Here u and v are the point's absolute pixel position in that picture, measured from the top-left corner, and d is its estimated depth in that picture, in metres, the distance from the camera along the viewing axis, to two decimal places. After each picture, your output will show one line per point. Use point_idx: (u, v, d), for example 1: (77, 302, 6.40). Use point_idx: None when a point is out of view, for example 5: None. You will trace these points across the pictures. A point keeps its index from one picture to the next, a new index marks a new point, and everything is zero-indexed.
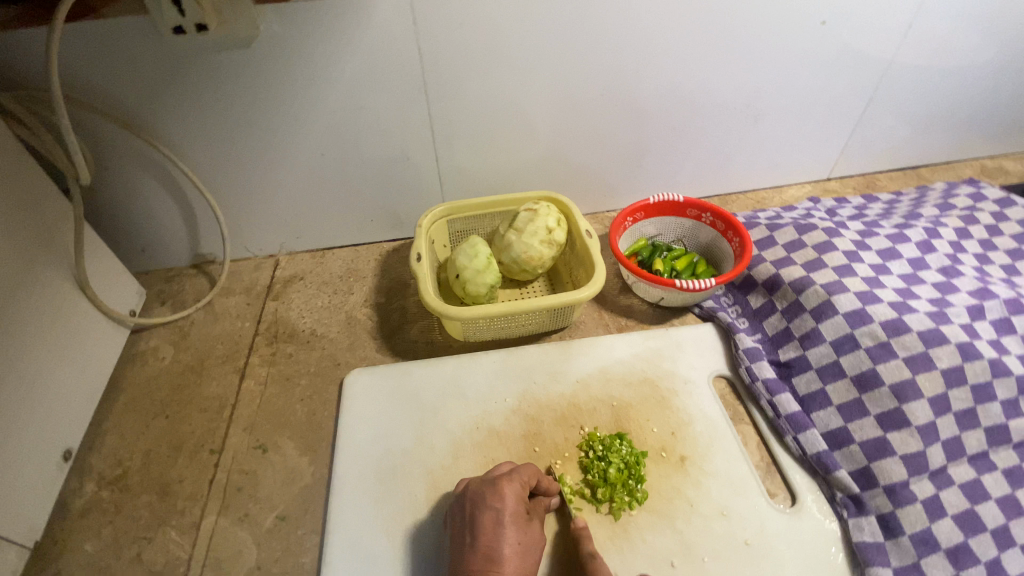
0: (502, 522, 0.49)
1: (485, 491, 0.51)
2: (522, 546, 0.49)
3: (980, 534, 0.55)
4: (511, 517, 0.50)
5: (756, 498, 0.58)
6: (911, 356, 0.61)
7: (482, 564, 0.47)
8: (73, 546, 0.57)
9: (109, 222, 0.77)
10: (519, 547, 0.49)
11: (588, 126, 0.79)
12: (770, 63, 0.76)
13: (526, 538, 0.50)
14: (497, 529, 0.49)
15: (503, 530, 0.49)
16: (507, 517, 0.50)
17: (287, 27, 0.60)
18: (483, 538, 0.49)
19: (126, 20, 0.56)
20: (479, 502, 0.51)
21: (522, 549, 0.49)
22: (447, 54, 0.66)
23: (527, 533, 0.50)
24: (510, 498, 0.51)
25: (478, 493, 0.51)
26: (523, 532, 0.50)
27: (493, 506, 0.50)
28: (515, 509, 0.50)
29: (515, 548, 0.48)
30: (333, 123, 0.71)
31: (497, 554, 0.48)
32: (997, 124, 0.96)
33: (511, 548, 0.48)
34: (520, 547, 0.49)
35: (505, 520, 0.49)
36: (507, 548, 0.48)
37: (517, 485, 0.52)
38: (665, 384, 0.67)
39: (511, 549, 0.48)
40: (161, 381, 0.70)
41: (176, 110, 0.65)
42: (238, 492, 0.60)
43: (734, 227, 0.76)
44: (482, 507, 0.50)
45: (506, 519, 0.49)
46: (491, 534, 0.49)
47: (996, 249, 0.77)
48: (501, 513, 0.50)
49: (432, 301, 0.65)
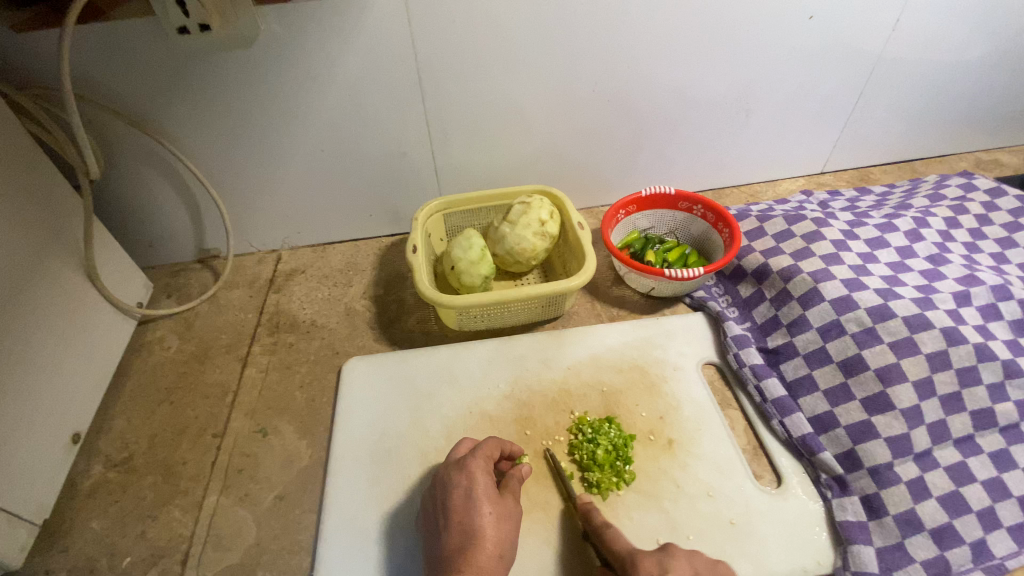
0: (473, 497, 0.51)
1: (450, 472, 0.53)
2: (497, 516, 0.50)
3: (965, 515, 0.55)
4: (479, 489, 0.51)
5: (742, 479, 0.59)
6: (895, 342, 0.62)
7: (460, 538, 0.48)
8: (81, 523, 0.59)
9: (118, 218, 0.80)
10: (492, 517, 0.50)
11: (581, 122, 0.81)
12: (760, 58, 0.78)
13: (499, 509, 0.51)
14: (468, 503, 0.50)
15: (473, 504, 0.50)
16: (477, 492, 0.51)
17: (286, 26, 0.62)
18: (457, 516, 0.50)
19: (134, 21, 0.59)
20: (448, 484, 0.52)
21: (496, 519, 0.50)
22: (441, 52, 0.69)
23: (500, 504, 0.52)
24: (477, 472, 0.52)
25: (446, 475, 0.53)
26: (496, 503, 0.51)
27: (461, 483, 0.52)
28: (483, 482, 0.52)
29: (490, 519, 0.50)
30: (332, 119, 0.73)
31: (472, 527, 0.49)
32: (991, 117, 0.97)
33: (485, 519, 0.49)
34: (494, 518, 0.50)
35: (475, 494, 0.51)
36: (481, 519, 0.49)
37: (482, 459, 0.53)
38: (654, 371, 0.69)
39: (485, 519, 0.49)
40: (167, 370, 0.73)
41: (182, 107, 0.68)
42: (239, 474, 0.62)
43: (724, 219, 0.77)
44: (451, 488, 0.52)
45: (475, 492, 0.51)
46: (464, 510, 0.50)
47: (985, 238, 0.78)
48: (468, 488, 0.51)
49: (427, 290, 0.67)
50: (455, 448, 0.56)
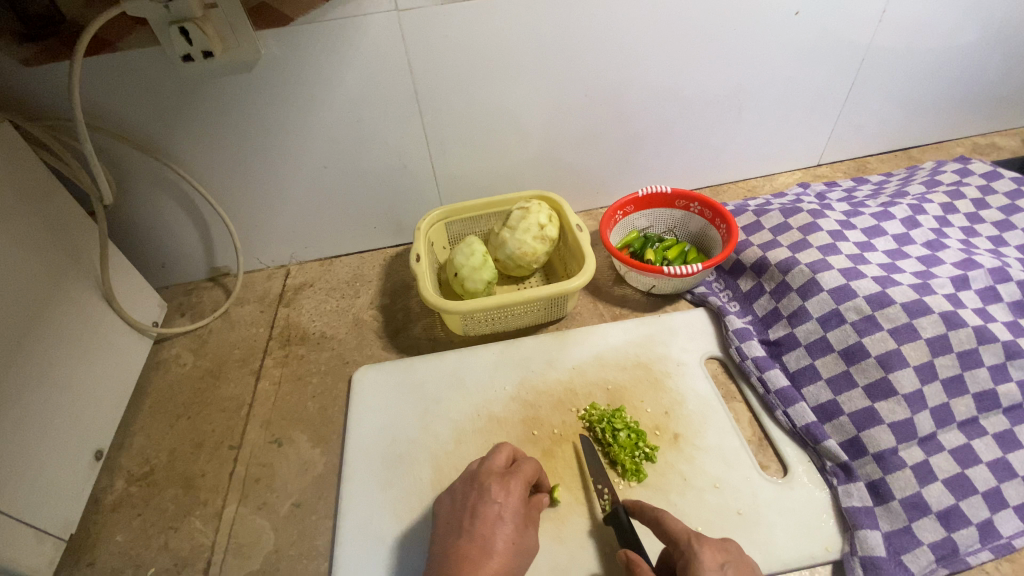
0: (501, 518, 0.51)
1: (492, 483, 0.53)
2: (514, 547, 0.50)
3: (972, 497, 0.56)
4: (511, 515, 0.52)
5: (748, 471, 0.60)
6: (895, 328, 0.63)
7: (475, 551, 0.49)
8: (106, 536, 0.61)
9: (131, 241, 0.82)
10: (510, 547, 0.50)
11: (576, 126, 0.83)
12: (749, 55, 0.79)
13: (520, 541, 0.51)
14: (496, 523, 0.51)
15: (501, 526, 0.51)
16: (507, 515, 0.52)
17: (286, 48, 0.65)
18: (481, 527, 0.50)
19: (140, 51, 0.62)
20: (486, 493, 0.53)
21: (513, 550, 0.50)
22: (434, 65, 0.70)
23: (522, 537, 0.52)
24: (515, 498, 0.53)
25: (487, 484, 0.53)
26: (519, 534, 0.51)
27: (498, 501, 0.52)
28: (516, 510, 0.52)
29: (507, 546, 0.50)
30: (334, 137, 0.75)
31: (489, 546, 0.49)
32: (985, 101, 0.97)
33: (503, 545, 0.50)
34: (511, 547, 0.50)
35: (506, 517, 0.51)
36: (501, 543, 0.50)
37: (523, 487, 0.54)
38: (658, 367, 0.70)
39: (503, 545, 0.50)
40: (183, 385, 0.75)
41: (188, 132, 0.71)
42: (256, 483, 0.64)
43: (721, 215, 0.78)
44: (488, 499, 0.52)
45: (507, 517, 0.51)
46: (490, 525, 0.50)
47: (983, 222, 0.79)
48: (503, 509, 0.52)
49: (431, 297, 0.69)
50: (503, 459, 0.56)
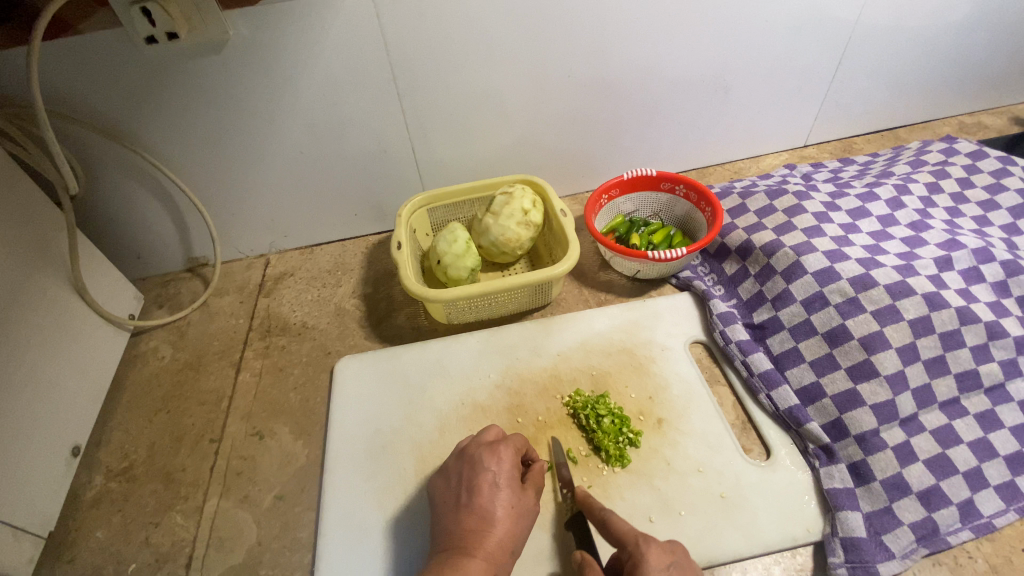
0: (497, 484, 0.52)
1: (482, 454, 0.54)
2: (516, 510, 0.51)
3: (952, 477, 0.56)
4: (506, 481, 0.52)
5: (732, 454, 0.60)
6: (878, 310, 0.62)
7: (477, 521, 0.50)
8: (86, 533, 0.61)
9: (104, 231, 0.80)
10: (511, 511, 0.51)
11: (559, 109, 0.81)
12: (735, 34, 0.77)
13: (519, 503, 0.52)
14: (492, 490, 0.52)
15: (498, 492, 0.52)
16: (503, 480, 0.52)
17: (255, 29, 0.62)
18: (478, 498, 0.51)
19: (103, 33, 0.59)
20: (477, 465, 0.54)
21: (514, 513, 0.51)
22: (412, 47, 0.68)
23: (522, 498, 0.52)
24: (507, 462, 0.54)
25: (477, 455, 0.54)
26: (517, 496, 0.52)
27: (490, 468, 0.53)
28: (510, 473, 0.53)
29: (508, 511, 0.51)
30: (310, 122, 0.73)
31: (489, 514, 0.50)
32: (971, 80, 0.96)
33: (503, 510, 0.51)
34: (513, 511, 0.51)
35: (501, 482, 0.52)
36: (501, 509, 0.51)
37: (513, 450, 0.55)
38: (642, 352, 0.69)
39: (504, 510, 0.51)
40: (162, 379, 0.74)
41: (157, 117, 0.68)
42: (238, 477, 0.64)
43: (706, 197, 0.77)
44: (480, 470, 0.53)
45: (502, 482, 0.52)
46: (486, 494, 0.51)
47: (967, 202, 0.79)
48: (497, 476, 0.52)
49: (412, 286, 0.68)
50: (486, 430, 0.57)
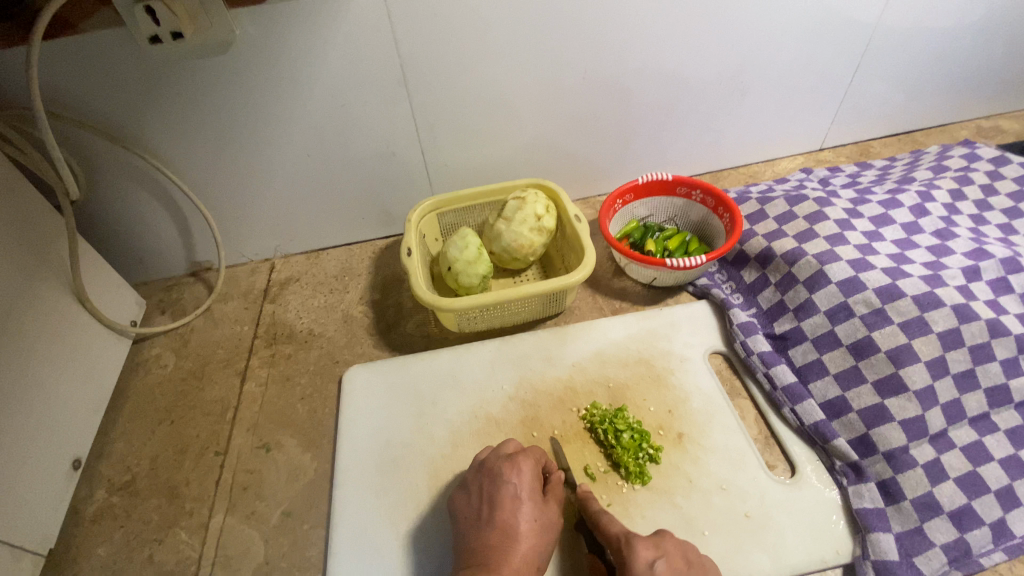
0: (519, 498, 0.50)
1: (502, 466, 0.52)
2: (540, 524, 0.50)
3: (984, 496, 0.55)
4: (528, 494, 0.51)
5: (756, 471, 0.58)
6: (906, 322, 0.61)
7: (500, 538, 0.48)
8: (88, 549, 0.59)
9: (105, 235, 0.78)
10: (535, 525, 0.49)
11: (572, 111, 0.79)
12: (754, 35, 0.75)
13: (542, 517, 0.50)
14: (515, 504, 0.50)
15: (520, 506, 0.50)
16: (525, 493, 0.51)
17: (263, 29, 0.60)
18: (500, 513, 0.49)
19: (106, 32, 0.57)
20: (497, 477, 0.52)
21: (538, 527, 0.49)
22: (423, 48, 0.66)
23: (545, 512, 0.51)
24: (528, 474, 0.52)
25: (497, 467, 0.52)
26: (540, 510, 0.50)
27: (511, 481, 0.51)
28: (532, 485, 0.51)
29: (532, 525, 0.49)
30: (318, 124, 0.71)
31: (513, 529, 0.48)
32: (992, 83, 0.94)
33: (527, 525, 0.49)
34: (537, 526, 0.49)
35: (523, 496, 0.50)
36: (524, 524, 0.49)
37: (534, 462, 0.53)
38: (660, 363, 0.67)
39: (528, 525, 0.49)
40: (165, 388, 0.72)
41: (160, 119, 0.66)
42: (244, 492, 0.62)
43: (724, 203, 0.75)
44: (500, 482, 0.51)
45: (524, 495, 0.50)
46: (509, 509, 0.49)
47: (991, 209, 0.77)
48: (519, 489, 0.51)
49: (424, 294, 0.66)
50: (505, 441, 0.56)
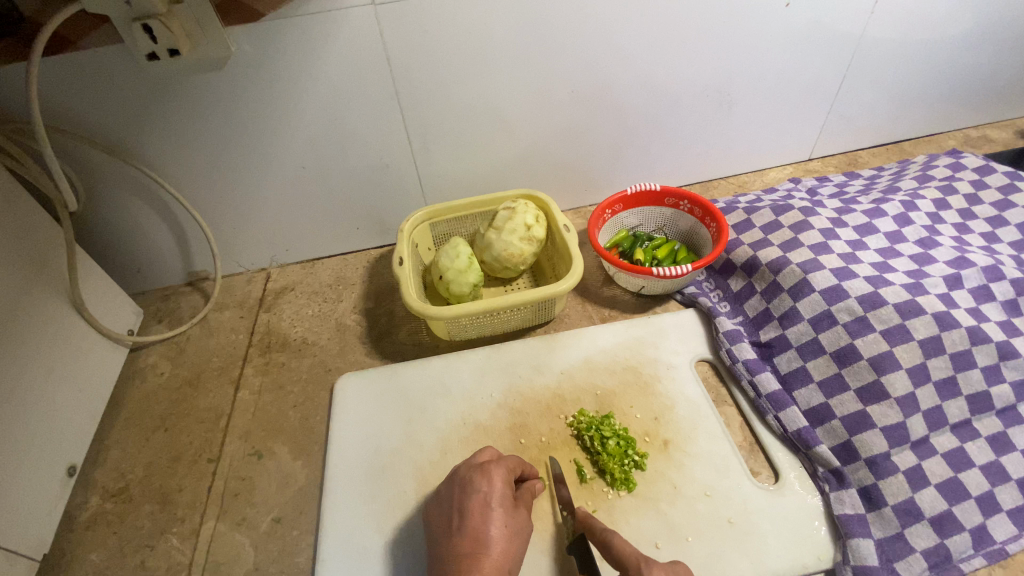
0: (490, 505, 0.51)
1: (473, 477, 0.53)
2: (510, 529, 0.50)
3: (965, 502, 0.55)
4: (499, 500, 0.52)
5: (739, 478, 0.59)
6: (887, 329, 0.61)
7: (471, 545, 0.49)
8: (81, 555, 0.60)
9: (104, 245, 0.79)
10: (506, 529, 0.50)
11: (563, 122, 0.80)
12: (740, 48, 0.77)
13: (513, 522, 0.51)
14: (485, 511, 0.51)
15: (490, 512, 0.51)
16: (495, 500, 0.51)
17: (258, 45, 0.62)
18: (471, 521, 0.50)
19: (105, 49, 0.59)
20: (468, 486, 0.53)
21: (508, 532, 0.50)
22: (415, 62, 0.68)
23: (515, 517, 0.52)
24: (499, 482, 0.53)
25: (468, 477, 0.53)
26: (511, 515, 0.51)
27: (482, 489, 0.52)
28: (502, 492, 0.52)
29: (502, 531, 0.50)
30: (312, 137, 0.73)
31: (484, 535, 0.49)
32: (978, 93, 0.96)
33: (497, 530, 0.50)
34: (507, 530, 0.50)
35: (494, 502, 0.51)
36: (494, 529, 0.50)
37: (505, 470, 0.54)
38: (647, 371, 0.68)
39: (498, 530, 0.50)
40: (160, 396, 0.73)
41: (158, 132, 0.68)
42: (235, 498, 0.62)
43: (711, 213, 0.77)
44: (471, 491, 0.52)
45: (495, 502, 0.51)
46: (479, 516, 0.50)
47: (975, 218, 0.78)
48: (489, 496, 0.51)
49: (414, 303, 0.67)
50: (478, 452, 0.57)
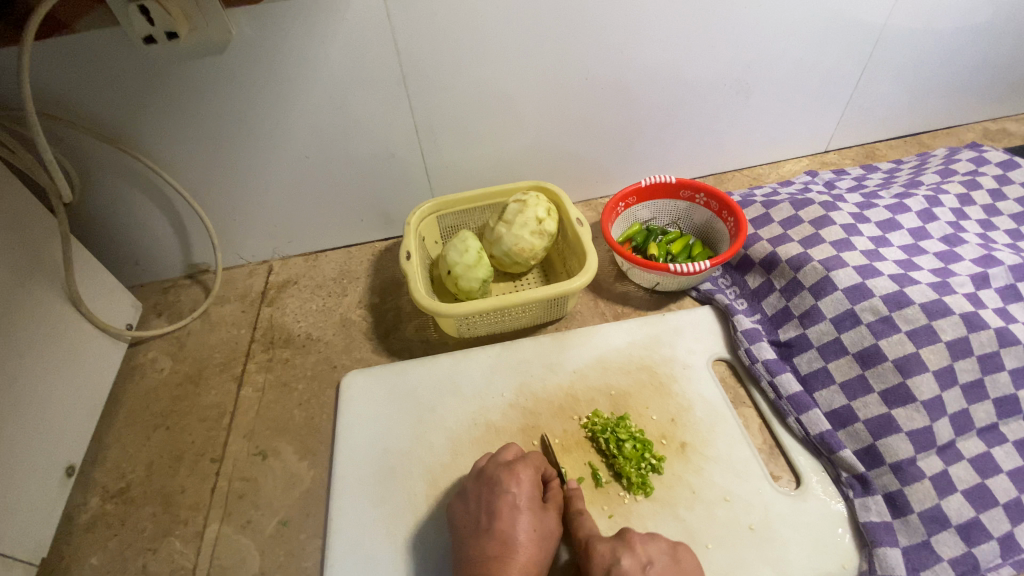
0: (518, 507, 0.51)
1: (500, 476, 0.53)
2: (537, 533, 0.50)
3: (992, 509, 0.54)
4: (527, 503, 0.51)
5: (760, 483, 0.57)
6: (914, 330, 0.59)
7: (499, 548, 0.48)
8: (81, 557, 0.58)
9: (99, 236, 0.77)
10: (533, 534, 0.50)
11: (576, 111, 0.78)
12: (760, 35, 0.74)
13: (541, 526, 0.51)
14: (513, 513, 0.50)
15: (518, 515, 0.50)
16: (523, 503, 0.51)
17: (259, 28, 0.59)
18: (499, 523, 0.50)
19: (99, 32, 0.56)
20: (496, 486, 0.52)
21: (536, 536, 0.50)
22: (423, 49, 0.65)
23: (542, 520, 0.52)
24: (527, 484, 0.52)
25: (496, 476, 0.53)
26: (538, 519, 0.51)
27: (510, 491, 0.52)
28: (530, 495, 0.52)
29: (530, 535, 0.50)
30: (316, 125, 0.70)
31: (512, 539, 0.49)
32: (1000, 85, 0.93)
33: (526, 534, 0.50)
34: (535, 534, 0.50)
35: (522, 505, 0.51)
36: (523, 533, 0.50)
37: (533, 472, 0.54)
38: (663, 370, 0.66)
39: (527, 534, 0.50)
40: (161, 393, 0.71)
41: (155, 120, 0.65)
42: (240, 500, 0.61)
43: (728, 207, 0.74)
44: (499, 491, 0.52)
45: (523, 504, 0.51)
46: (507, 518, 0.50)
47: (1000, 214, 0.75)
48: (517, 499, 0.51)
49: (422, 299, 0.64)
50: (505, 448, 0.56)
